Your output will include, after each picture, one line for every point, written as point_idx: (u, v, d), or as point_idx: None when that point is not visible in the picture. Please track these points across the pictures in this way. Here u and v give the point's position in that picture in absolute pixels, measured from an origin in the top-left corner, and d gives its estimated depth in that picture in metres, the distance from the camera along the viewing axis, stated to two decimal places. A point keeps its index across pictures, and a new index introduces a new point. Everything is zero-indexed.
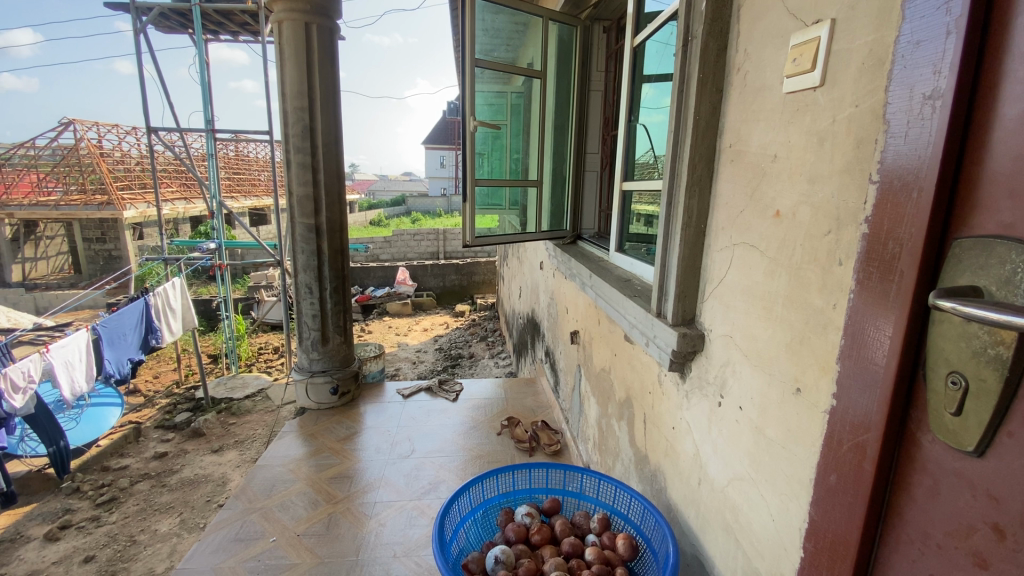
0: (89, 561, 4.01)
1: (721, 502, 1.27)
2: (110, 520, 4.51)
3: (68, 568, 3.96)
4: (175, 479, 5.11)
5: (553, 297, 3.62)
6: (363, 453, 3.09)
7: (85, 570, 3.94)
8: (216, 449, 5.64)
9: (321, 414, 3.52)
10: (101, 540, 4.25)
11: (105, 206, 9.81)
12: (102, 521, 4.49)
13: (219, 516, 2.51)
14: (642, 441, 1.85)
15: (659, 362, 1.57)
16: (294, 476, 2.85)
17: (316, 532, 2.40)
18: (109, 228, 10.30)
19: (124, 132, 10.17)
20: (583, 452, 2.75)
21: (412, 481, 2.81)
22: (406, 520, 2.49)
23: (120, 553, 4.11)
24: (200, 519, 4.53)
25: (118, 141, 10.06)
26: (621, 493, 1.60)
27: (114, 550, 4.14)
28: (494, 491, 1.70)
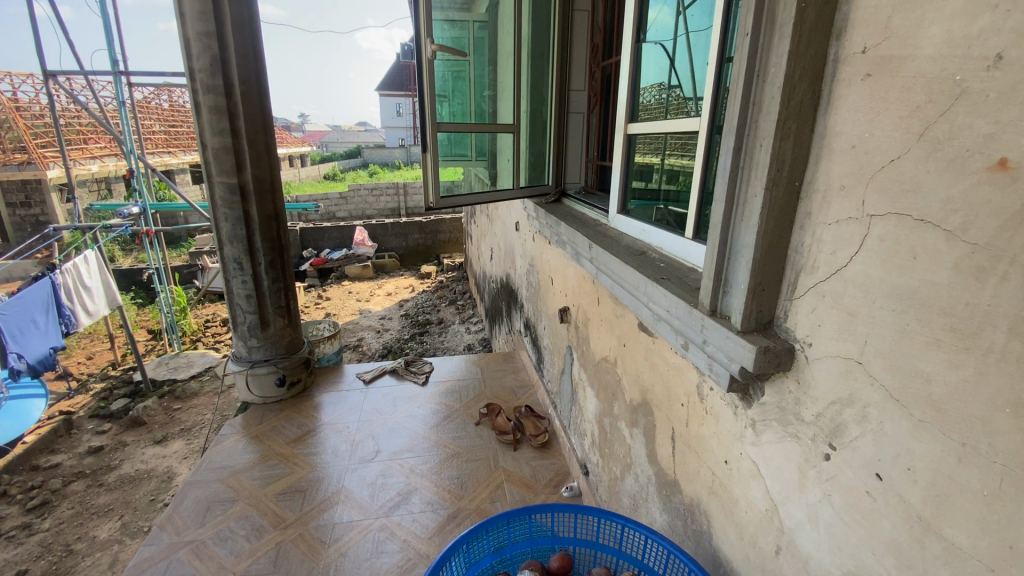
0: None
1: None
2: (42, 527, 3.71)
3: None
4: (112, 476, 4.30)
5: (534, 263, 3.14)
6: (318, 458, 2.61)
7: None
8: (161, 439, 4.88)
9: (267, 410, 3.01)
10: (33, 552, 3.47)
11: (24, 165, 8.54)
12: (34, 529, 3.68)
13: (138, 557, 1.97)
14: (668, 463, 1.44)
15: (708, 374, 1.13)
16: (233, 495, 2.33)
17: (262, 570, 1.93)
18: (32, 191, 8.73)
19: (40, 83, 8.80)
20: (578, 447, 2.36)
21: (377, 492, 2.36)
22: (373, 546, 2.06)
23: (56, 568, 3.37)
24: (145, 521, 3.78)
25: (35, 93, 8.73)
26: (653, 544, 1.19)
27: (48, 563, 3.39)
28: (484, 553, 1.26)
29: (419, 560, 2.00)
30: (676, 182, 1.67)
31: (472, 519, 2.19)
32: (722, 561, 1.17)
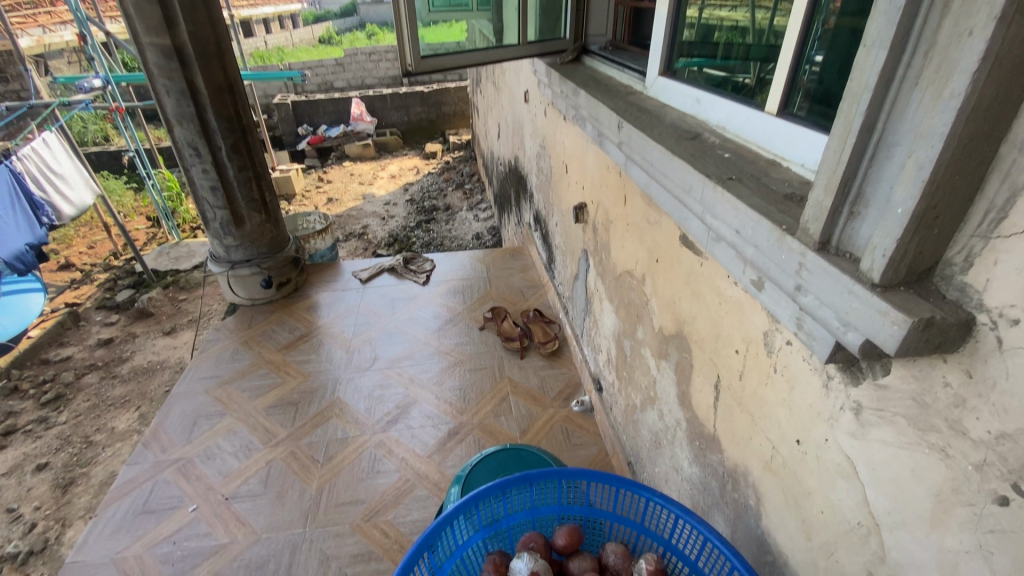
0: (43, 469, 3.32)
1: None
2: (60, 421, 3.77)
3: (20, 479, 3.27)
4: (124, 369, 4.33)
5: (545, 145, 2.63)
6: (311, 366, 2.36)
7: (40, 480, 3.26)
8: (168, 330, 4.80)
9: (256, 313, 2.79)
10: (53, 444, 3.55)
11: None
12: (52, 423, 3.75)
13: (122, 478, 1.85)
14: (705, 412, 1.12)
15: (795, 332, 0.76)
16: (221, 409, 2.16)
17: (252, 492, 1.78)
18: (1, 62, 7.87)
19: None
20: (591, 361, 2.10)
21: (375, 406, 2.13)
22: (368, 465, 1.87)
23: (78, 460, 3.42)
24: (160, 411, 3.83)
25: None
26: (686, 527, 0.93)
27: (69, 454, 3.46)
28: (474, 529, 1.01)
29: (419, 482, 1.81)
30: (722, 35, 1.24)
31: (474, 436, 1.98)
32: (769, 548, 0.90)
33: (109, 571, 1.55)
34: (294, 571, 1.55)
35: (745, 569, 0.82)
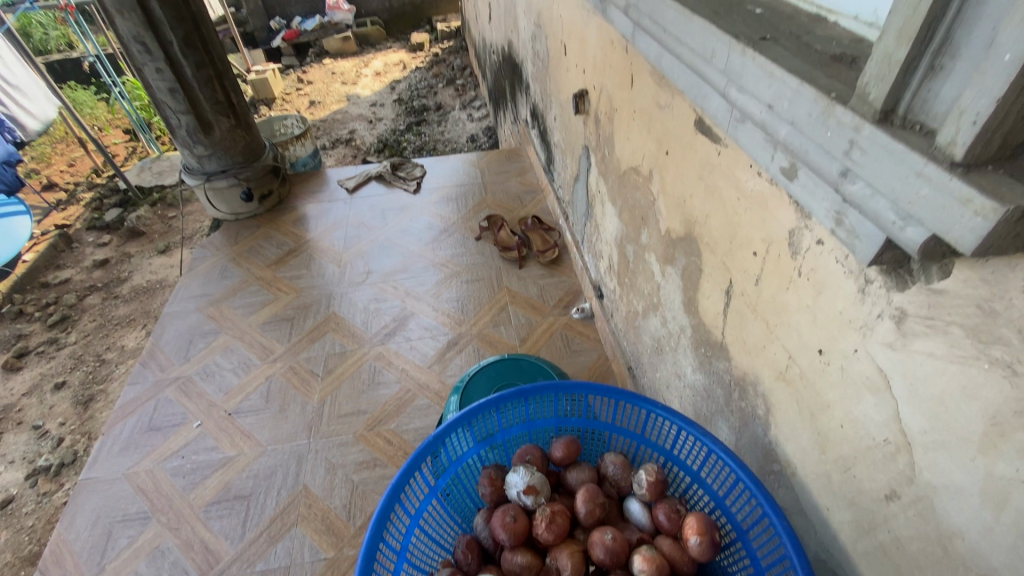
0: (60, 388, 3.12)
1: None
2: (69, 340, 3.47)
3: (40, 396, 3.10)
4: (123, 289, 3.88)
5: (541, 24, 2.31)
6: (304, 282, 2.24)
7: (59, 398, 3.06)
8: (163, 253, 4.19)
9: (241, 228, 2.66)
10: (66, 363, 3.30)
11: None
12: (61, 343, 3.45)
13: (124, 398, 1.85)
14: (713, 318, 1.02)
15: (832, 230, 0.64)
16: (215, 327, 2.10)
17: (254, 406, 1.76)
18: None
19: None
20: (591, 267, 1.99)
21: (371, 320, 2.02)
22: (369, 377, 1.82)
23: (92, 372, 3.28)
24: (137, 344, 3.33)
25: None
26: (688, 438, 0.88)
27: (83, 372, 3.24)
28: (467, 447, 0.95)
29: (419, 391, 1.77)
30: None
31: (473, 345, 1.91)
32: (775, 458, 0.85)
33: (123, 485, 1.58)
34: (302, 478, 1.56)
35: (751, 483, 0.77)
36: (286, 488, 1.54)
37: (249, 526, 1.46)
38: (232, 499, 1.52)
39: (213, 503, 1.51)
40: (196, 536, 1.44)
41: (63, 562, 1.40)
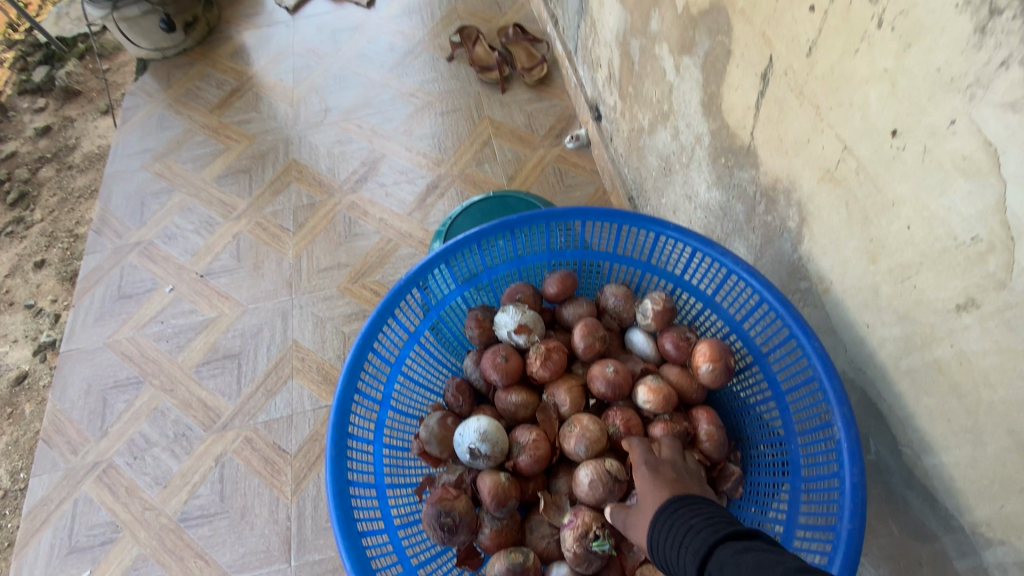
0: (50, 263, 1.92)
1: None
2: (36, 222, 2.03)
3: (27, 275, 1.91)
4: (73, 155, 2.18)
5: None
6: (254, 127, 1.95)
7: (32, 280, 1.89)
8: (107, 112, 2.28)
9: (172, 68, 2.24)
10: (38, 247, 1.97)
11: None
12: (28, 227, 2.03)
13: (85, 268, 1.70)
14: (740, 116, 0.81)
15: None
16: (167, 185, 1.86)
17: (226, 267, 1.62)
18: None
19: None
20: (586, 81, 1.68)
21: (338, 165, 1.77)
22: (345, 229, 1.63)
23: (73, 269, 1.89)
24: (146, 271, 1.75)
25: None
26: (703, 260, 0.74)
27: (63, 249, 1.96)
28: (448, 291, 0.82)
29: (402, 241, 1.59)
30: None
31: (457, 189, 1.65)
32: (803, 274, 0.72)
33: (107, 354, 1.51)
34: (290, 334, 1.48)
35: (778, 303, 0.65)
36: (275, 345, 1.46)
37: (244, 383, 1.42)
38: (222, 358, 1.46)
39: (203, 363, 1.46)
40: (193, 395, 1.42)
41: (65, 430, 1.40)
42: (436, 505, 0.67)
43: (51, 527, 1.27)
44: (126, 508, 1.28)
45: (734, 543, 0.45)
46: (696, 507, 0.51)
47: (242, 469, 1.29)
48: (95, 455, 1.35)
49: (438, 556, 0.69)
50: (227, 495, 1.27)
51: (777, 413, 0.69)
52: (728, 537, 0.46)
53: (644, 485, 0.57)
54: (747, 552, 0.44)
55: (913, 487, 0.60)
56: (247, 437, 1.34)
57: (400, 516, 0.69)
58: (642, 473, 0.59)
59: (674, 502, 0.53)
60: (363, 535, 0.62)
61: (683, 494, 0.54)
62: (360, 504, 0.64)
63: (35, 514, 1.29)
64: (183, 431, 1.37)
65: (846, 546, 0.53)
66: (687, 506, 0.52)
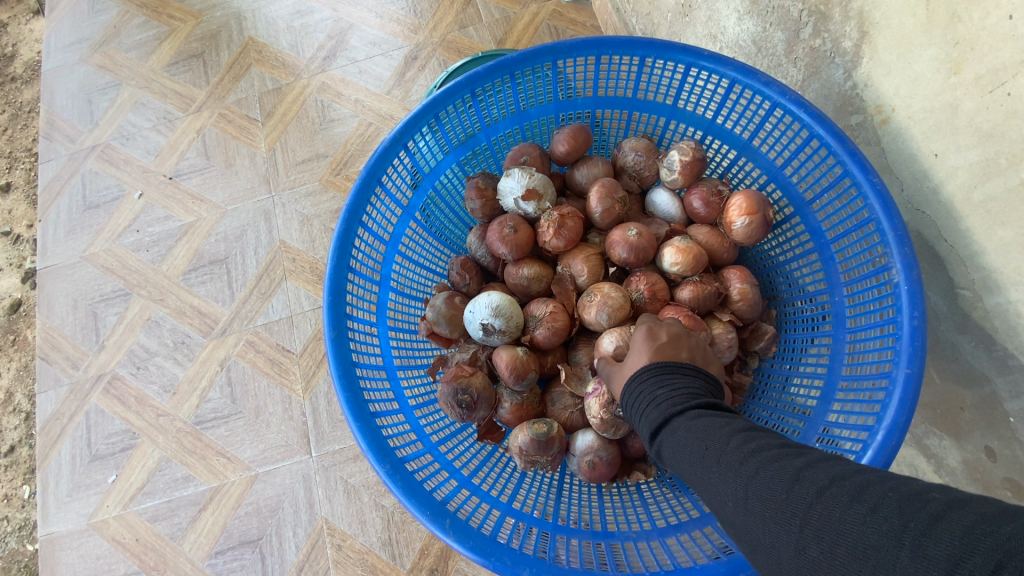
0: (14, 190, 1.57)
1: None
2: None
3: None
4: (10, 67, 1.73)
5: None
6: (199, 2, 1.68)
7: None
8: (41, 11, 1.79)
9: None
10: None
11: None
12: None
13: (44, 179, 1.55)
14: None
15: None
16: (112, 77, 1.64)
17: (196, 166, 1.48)
18: None
19: None
20: None
21: (301, 42, 1.55)
22: (318, 115, 1.46)
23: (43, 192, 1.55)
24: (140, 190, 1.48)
25: None
26: (741, 96, 0.63)
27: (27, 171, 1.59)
28: (442, 156, 0.71)
29: (384, 125, 1.43)
30: None
31: (439, 59, 1.45)
32: (856, 106, 0.61)
33: (87, 268, 1.43)
34: (277, 234, 1.38)
35: (831, 136, 0.55)
36: (263, 246, 1.38)
37: (236, 288, 1.35)
38: (209, 264, 1.38)
39: (191, 270, 1.39)
40: (185, 303, 1.36)
41: (61, 346, 1.36)
42: (452, 383, 0.63)
43: (69, 439, 1.28)
44: (139, 416, 1.28)
45: (692, 413, 0.44)
46: (663, 376, 0.48)
47: (249, 371, 1.28)
48: (98, 367, 1.33)
49: (457, 434, 0.66)
50: (238, 397, 1.26)
51: (819, 267, 0.63)
52: (687, 408, 0.45)
53: (638, 348, 0.55)
54: (701, 419, 0.43)
55: (965, 331, 0.55)
56: (249, 340, 1.30)
57: (415, 398, 0.65)
58: (638, 337, 0.56)
59: (653, 369, 0.50)
60: (378, 417, 0.58)
61: (667, 363, 0.50)
62: (371, 386, 0.60)
63: (51, 428, 1.29)
64: (182, 339, 1.33)
65: (901, 389, 0.50)
66: (654, 374, 0.50)
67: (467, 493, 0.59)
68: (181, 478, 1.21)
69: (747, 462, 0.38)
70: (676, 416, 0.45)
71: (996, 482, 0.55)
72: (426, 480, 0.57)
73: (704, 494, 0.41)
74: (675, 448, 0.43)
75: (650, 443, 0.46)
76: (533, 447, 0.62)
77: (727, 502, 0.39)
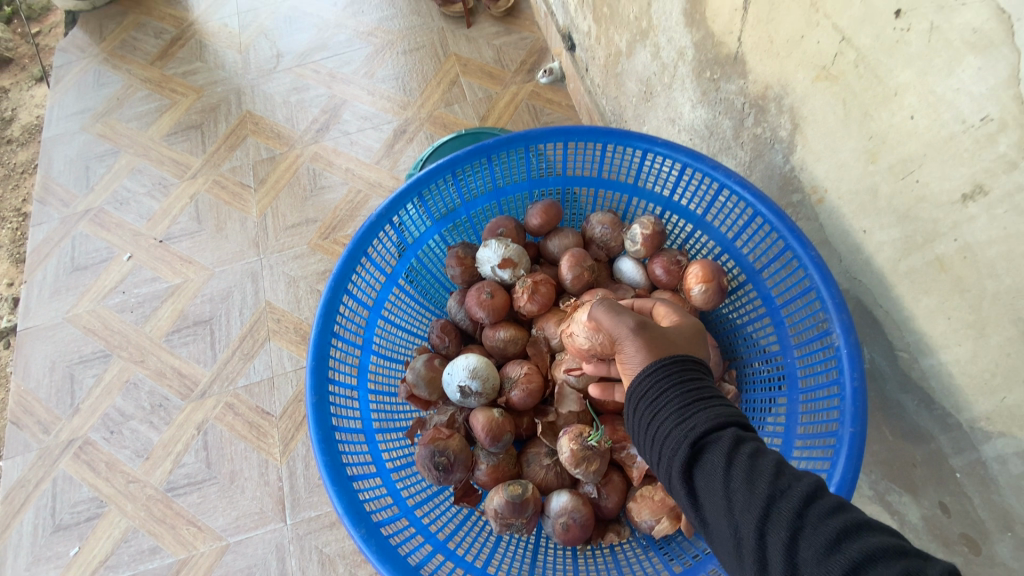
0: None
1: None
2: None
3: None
4: (8, 131, 1.83)
5: None
6: (201, 78, 1.79)
7: None
8: (43, 79, 1.93)
9: (102, 16, 2.01)
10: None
11: None
12: None
13: (34, 241, 1.58)
14: (725, 22, 0.74)
15: None
16: (112, 146, 1.71)
17: (187, 230, 1.53)
18: None
19: None
20: (555, 8, 1.52)
21: (297, 116, 1.65)
22: (310, 182, 1.54)
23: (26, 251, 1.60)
24: (127, 253, 1.52)
25: None
26: (692, 177, 0.70)
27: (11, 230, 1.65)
28: (424, 227, 0.77)
29: (372, 191, 1.51)
30: None
31: (426, 133, 1.56)
32: (795, 186, 0.68)
33: (68, 328, 1.43)
34: (263, 295, 1.41)
35: (772, 215, 0.62)
36: (248, 307, 1.40)
37: (219, 348, 1.36)
38: (193, 325, 1.40)
39: (174, 331, 1.39)
40: (166, 364, 1.36)
41: (34, 410, 1.33)
42: (429, 445, 0.64)
43: (33, 508, 1.22)
44: (108, 482, 1.24)
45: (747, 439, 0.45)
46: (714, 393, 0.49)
47: (227, 435, 1.26)
48: (69, 432, 1.30)
49: (435, 497, 0.66)
50: (213, 462, 1.23)
51: (772, 329, 0.68)
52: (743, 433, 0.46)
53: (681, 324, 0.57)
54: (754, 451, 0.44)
55: (909, 391, 0.59)
56: (228, 403, 1.29)
57: (392, 460, 0.66)
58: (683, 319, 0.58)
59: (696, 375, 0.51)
60: (355, 480, 0.59)
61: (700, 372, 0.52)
62: (349, 449, 0.61)
63: (14, 496, 1.24)
64: (159, 401, 1.31)
65: (848, 447, 0.53)
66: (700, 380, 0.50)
67: (442, 558, 0.59)
68: (147, 549, 1.16)
69: (850, 541, 0.37)
70: (746, 435, 0.45)
71: (953, 538, 0.58)
72: (400, 545, 0.57)
73: (755, 524, 0.41)
74: (730, 464, 0.43)
75: (695, 443, 0.46)
76: (508, 510, 0.63)
77: (790, 554, 0.39)
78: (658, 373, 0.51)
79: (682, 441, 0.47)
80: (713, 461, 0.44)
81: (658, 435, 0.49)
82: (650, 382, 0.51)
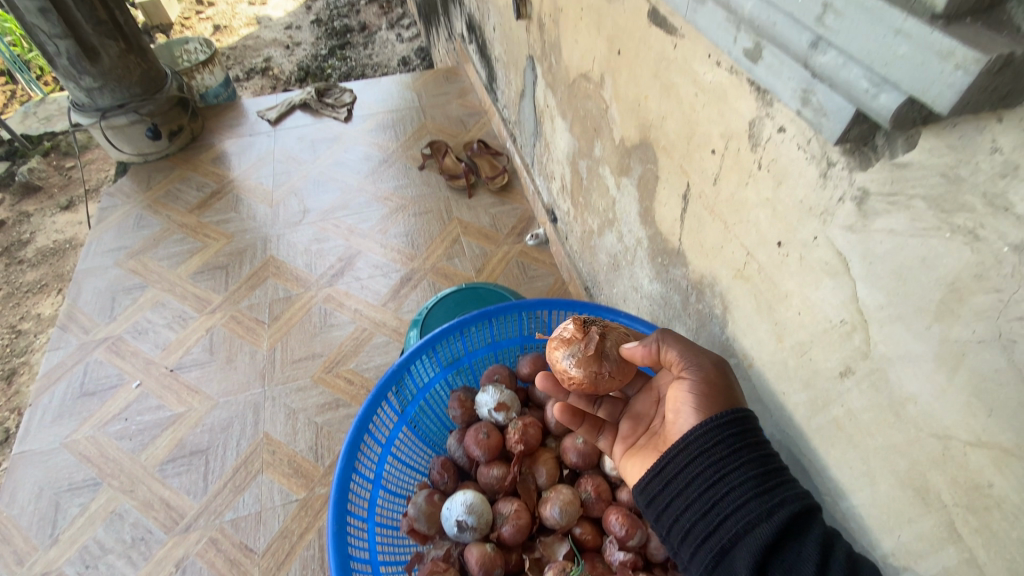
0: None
1: (933, 455, 0.56)
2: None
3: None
4: (23, 251, 2.14)
5: None
6: (233, 226, 2.06)
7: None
8: (67, 207, 2.30)
9: (151, 169, 2.35)
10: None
11: None
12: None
13: (47, 365, 1.66)
14: (671, 226, 0.98)
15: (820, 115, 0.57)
16: (140, 281, 1.90)
17: (198, 361, 1.64)
18: None
19: None
20: (542, 190, 1.84)
21: (315, 262, 1.88)
22: (320, 321, 1.71)
23: (9, 367, 1.79)
24: (135, 380, 1.61)
25: None
26: None
27: None
28: (433, 373, 0.92)
29: (377, 329, 1.68)
30: None
31: (429, 281, 1.79)
32: (732, 352, 0.87)
33: (63, 455, 1.46)
34: (262, 426, 1.48)
35: None
36: (246, 438, 1.46)
37: (211, 479, 1.39)
38: (189, 455, 1.44)
39: (169, 460, 1.43)
40: (155, 495, 1.37)
41: (11, 539, 1.32)
42: None
43: None
44: None
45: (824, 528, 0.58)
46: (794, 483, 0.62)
47: (206, 572, 1.25)
48: (43, 565, 1.27)
49: None
50: None
51: None
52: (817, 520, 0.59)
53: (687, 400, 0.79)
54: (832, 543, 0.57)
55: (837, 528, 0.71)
56: (212, 537, 1.30)
57: None
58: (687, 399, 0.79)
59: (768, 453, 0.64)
60: None
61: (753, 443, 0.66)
62: None
63: None
64: (142, 535, 1.31)
65: None
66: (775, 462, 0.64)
67: None
68: None
69: None
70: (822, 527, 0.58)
71: None
72: None
73: None
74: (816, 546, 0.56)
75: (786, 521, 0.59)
76: None
77: None
78: (733, 437, 0.65)
79: (767, 515, 0.60)
80: (803, 546, 0.57)
81: (745, 508, 0.61)
82: (730, 445, 0.64)
